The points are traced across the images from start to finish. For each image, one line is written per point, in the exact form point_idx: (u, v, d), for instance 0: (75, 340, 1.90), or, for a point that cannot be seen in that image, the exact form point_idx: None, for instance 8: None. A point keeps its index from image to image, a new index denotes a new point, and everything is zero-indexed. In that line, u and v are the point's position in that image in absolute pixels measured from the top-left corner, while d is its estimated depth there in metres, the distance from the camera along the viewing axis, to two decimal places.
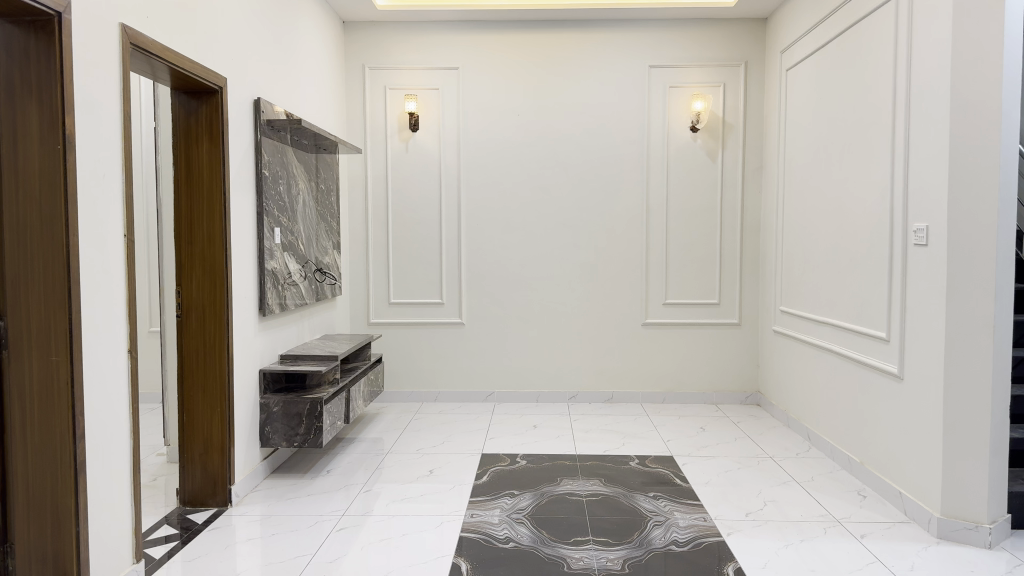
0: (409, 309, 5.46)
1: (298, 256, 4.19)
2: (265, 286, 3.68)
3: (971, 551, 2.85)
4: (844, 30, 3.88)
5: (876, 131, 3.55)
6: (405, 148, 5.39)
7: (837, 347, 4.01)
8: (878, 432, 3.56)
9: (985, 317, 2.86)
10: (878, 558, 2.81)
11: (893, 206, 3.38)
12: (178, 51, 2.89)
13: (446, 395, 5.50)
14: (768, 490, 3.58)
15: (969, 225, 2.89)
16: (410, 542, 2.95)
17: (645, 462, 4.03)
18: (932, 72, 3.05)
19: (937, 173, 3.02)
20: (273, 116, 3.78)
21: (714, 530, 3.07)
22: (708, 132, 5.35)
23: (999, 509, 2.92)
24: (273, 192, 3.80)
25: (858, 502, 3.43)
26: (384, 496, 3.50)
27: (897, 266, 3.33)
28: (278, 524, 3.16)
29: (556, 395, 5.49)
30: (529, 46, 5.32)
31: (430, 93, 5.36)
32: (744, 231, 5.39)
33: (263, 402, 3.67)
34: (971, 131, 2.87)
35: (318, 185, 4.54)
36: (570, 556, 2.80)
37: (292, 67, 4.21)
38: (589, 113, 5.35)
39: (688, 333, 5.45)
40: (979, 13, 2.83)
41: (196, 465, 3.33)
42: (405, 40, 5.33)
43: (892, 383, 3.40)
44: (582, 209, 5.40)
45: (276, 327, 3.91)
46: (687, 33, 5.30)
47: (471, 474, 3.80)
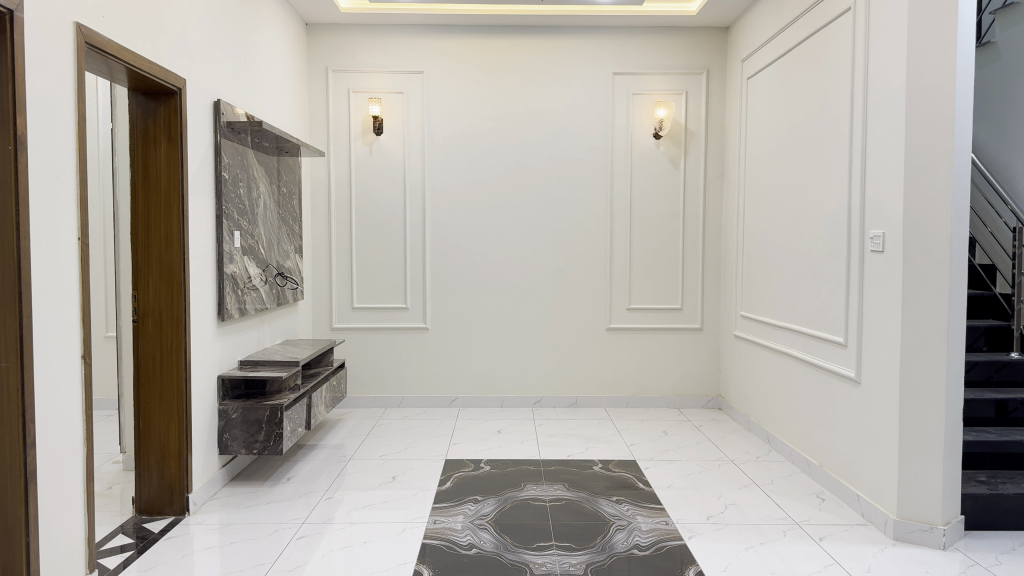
0: (372, 314, 5.41)
1: (259, 260, 4.13)
2: (224, 290, 3.62)
3: (927, 552, 2.90)
4: (804, 40, 3.95)
5: (834, 139, 3.62)
6: (369, 152, 5.35)
7: (796, 352, 4.07)
8: (835, 435, 3.62)
9: (939, 321, 2.92)
10: (837, 560, 2.84)
11: (850, 213, 3.45)
12: (135, 51, 2.84)
13: (409, 400, 5.46)
14: (729, 493, 3.62)
15: (923, 231, 2.94)
16: (373, 550, 2.91)
17: (608, 466, 4.05)
18: (889, 81, 3.11)
19: (893, 181, 3.09)
20: (233, 117, 3.72)
21: (676, 534, 3.09)
22: (671, 139, 5.41)
23: (953, 511, 2.97)
24: (233, 195, 3.74)
25: (817, 505, 3.47)
26: (346, 503, 3.45)
27: (855, 271, 3.39)
28: (238, 532, 3.11)
29: (520, 400, 5.48)
30: (493, 51, 5.32)
31: (394, 97, 5.33)
32: (706, 237, 5.45)
33: (221, 409, 3.60)
34: (926, 141, 2.93)
35: (280, 187, 4.49)
36: (533, 561, 2.80)
37: (253, 69, 4.16)
38: (554, 119, 5.37)
39: (650, 338, 5.50)
40: (932, 24, 2.89)
41: (153, 472, 3.25)
42: (369, 43, 5.30)
43: (849, 387, 3.46)
44: (547, 214, 5.41)
45: (235, 332, 3.85)
46: (650, 40, 5.35)
47: (435, 480, 3.78)
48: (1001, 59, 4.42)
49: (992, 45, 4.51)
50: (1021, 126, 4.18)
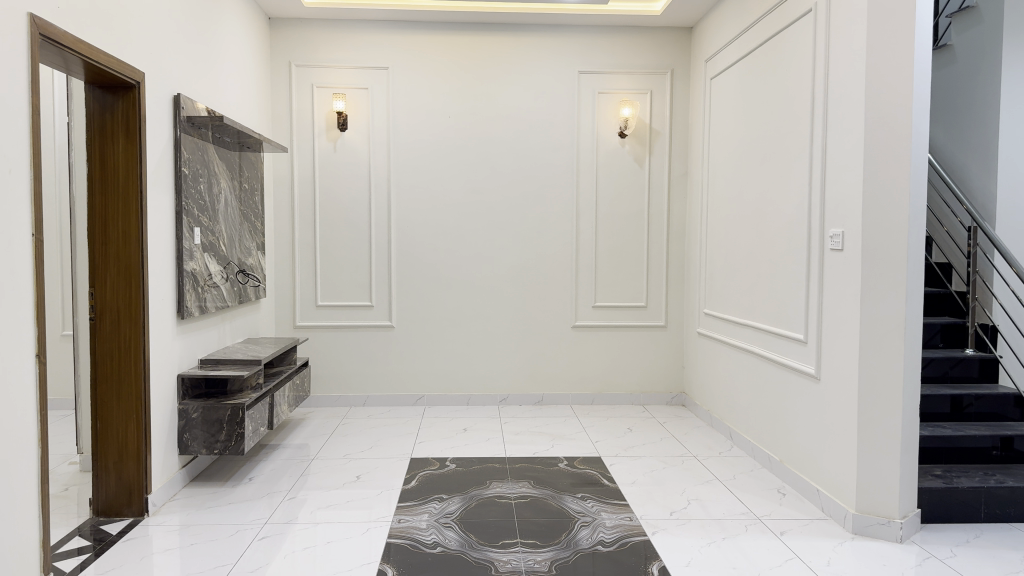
0: (336, 312, 5.35)
1: (220, 257, 4.07)
2: (183, 287, 3.55)
3: (883, 545, 2.95)
4: (766, 41, 4.00)
5: (794, 139, 3.67)
6: (333, 148, 5.29)
7: (757, 349, 4.12)
8: (795, 430, 3.67)
9: (897, 319, 2.97)
10: (797, 554, 2.88)
11: (810, 212, 3.50)
12: (92, 43, 2.77)
13: (374, 399, 5.41)
14: (692, 488, 3.65)
15: (880, 229, 2.99)
16: (336, 550, 2.88)
17: (573, 463, 4.06)
18: (849, 82, 3.16)
19: (852, 181, 3.13)
20: (194, 112, 3.66)
21: (639, 530, 3.10)
22: (636, 138, 5.45)
23: (909, 505, 3.03)
24: (192, 191, 3.68)
25: (778, 500, 3.52)
26: (309, 503, 3.42)
27: (815, 269, 3.44)
28: (198, 533, 3.06)
29: (486, 398, 5.48)
30: (459, 48, 5.31)
31: (359, 92, 5.28)
32: (670, 235, 5.51)
33: (182, 409, 3.54)
34: (884, 142, 2.98)
35: (241, 183, 4.43)
36: (498, 559, 2.80)
37: (214, 63, 4.09)
38: (519, 116, 5.37)
39: (615, 335, 5.53)
40: (890, 26, 2.93)
41: (110, 473, 3.18)
42: (334, 39, 5.25)
43: (809, 383, 3.51)
44: (513, 212, 5.41)
45: (196, 331, 3.79)
46: (615, 39, 5.38)
47: (400, 479, 3.76)
48: (956, 62, 4.51)
49: (948, 48, 4.60)
50: (975, 128, 4.28)
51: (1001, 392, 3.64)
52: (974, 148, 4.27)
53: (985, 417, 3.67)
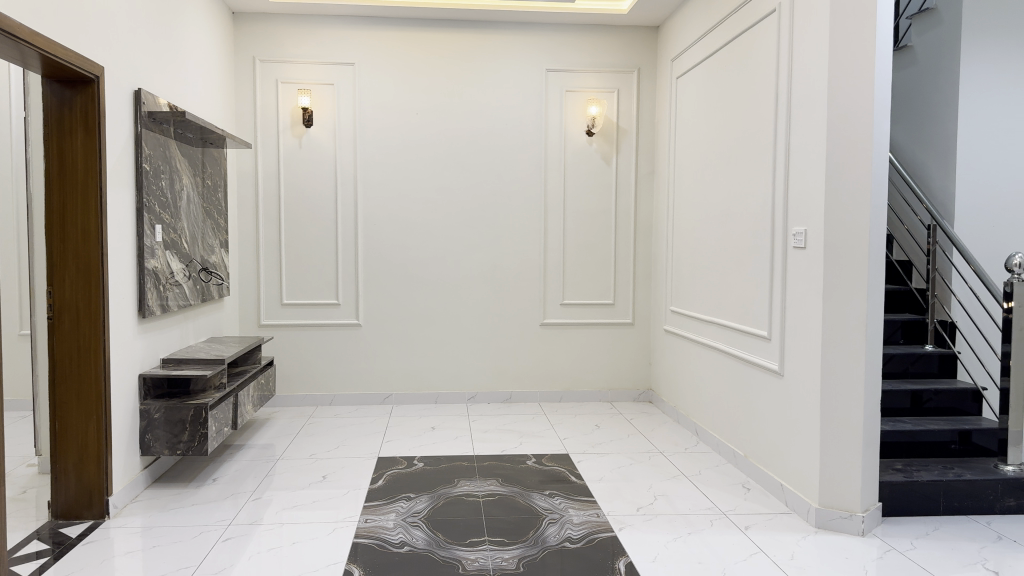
0: (302, 310, 5.30)
1: (182, 255, 4.00)
2: (145, 285, 3.49)
3: (845, 539, 3.00)
4: (731, 40, 4.03)
5: (758, 138, 3.71)
6: (298, 144, 5.23)
7: (722, 345, 4.16)
8: (759, 426, 3.72)
9: (858, 315, 3.02)
10: (761, 548, 2.92)
11: (774, 210, 3.54)
12: (49, 36, 2.71)
13: (341, 399, 5.37)
14: (659, 484, 3.68)
15: (842, 227, 3.03)
16: (302, 550, 2.86)
17: (541, 461, 4.07)
18: (812, 82, 3.20)
19: (815, 179, 3.18)
20: (155, 107, 3.60)
21: (607, 526, 3.12)
22: (603, 136, 5.47)
23: (871, 498, 3.08)
24: (154, 188, 3.62)
25: (743, 495, 3.56)
26: (274, 504, 3.39)
27: (779, 266, 3.48)
28: (160, 535, 3.01)
29: (454, 396, 5.47)
30: (426, 44, 5.28)
31: (324, 88, 5.23)
32: (637, 234, 5.54)
33: (143, 409, 3.48)
34: (846, 141, 3.01)
35: (204, 179, 4.37)
36: (465, 557, 2.79)
37: (176, 56, 4.02)
38: (486, 113, 5.36)
39: (583, 333, 5.55)
40: (852, 26, 2.97)
41: (69, 475, 3.12)
42: (299, 34, 5.19)
43: (772, 379, 3.56)
44: (481, 210, 5.40)
45: (157, 329, 3.72)
46: (582, 38, 5.40)
47: (367, 479, 3.74)
48: (916, 63, 4.59)
49: (908, 49, 4.68)
50: (934, 128, 4.36)
51: (959, 387, 3.72)
52: (933, 147, 4.35)
53: (944, 411, 3.75)
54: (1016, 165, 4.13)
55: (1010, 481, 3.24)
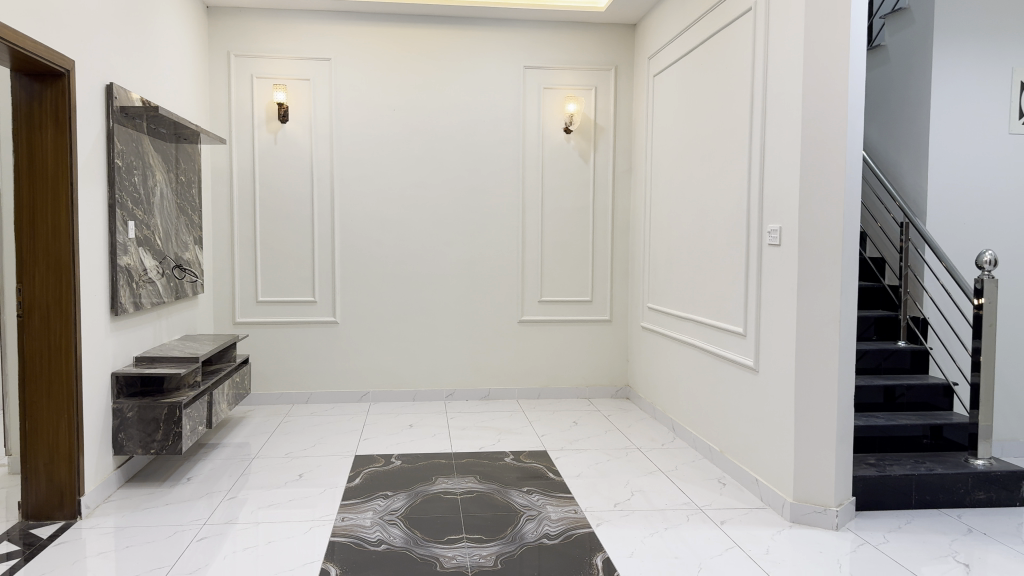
0: (278, 308, 5.26)
1: (155, 251, 3.96)
2: (117, 282, 3.45)
3: (820, 533, 3.03)
4: (707, 38, 4.05)
5: (734, 136, 3.74)
6: (273, 140, 5.19)
7: (699, 342, 4.19)
8: (735, 421, 3.75)
9: (833, 312, 3.04)
10: (737, 543, 2.94)
11: (749, 207, 3.57)
12: (18, 29, 2.66)
13: (318, 396, 5.34)
14: (636, 480, 3.69)
15: (817, 224, 3.06)
16: (278, 550, 2.84)
17: (519, 457, 4.07)
18: (786, 80, 3.22)
19: (789, 177, 3.20)
20: (127, 102, 3.55)
21: (584, 522, 3.13)
22: (581, 134, 5.48)
23: (844, 493, 3.12)
24: (126, 184, 3.57)
25: (719, 490, 3.58)
26: (250, 503, 3.36)
27: (754, 263, 3.51)
28: (134, 535, 2.98)
29: (432, 393, 5.45)
30: (403, 41, 5.26)
31: (300, 84, 5.19)
32: (615, 231, 5.56)
33: (116, 408, 3.44)
34: (820, 138, 3.04)
35: (178, 175, 4.32)
36: (442, 555, 2.79)
37: (149, 51, 3.97)
38: (463, 110, 5.34)
39: (561, 330, 5.56)
40: (827, 25, 2.99)
41: (40, 475, 3.07)
42: (274, 29, 5.14)
43: (748, 375, 3.59)
44: (458, 207, 5.38)
45: (130, 327, 3.67)
46: (559, 35, 5.40)
47: (344, 477, 3.72)
48: (889, 62, 4.64)
49: (882, 48, 4.73)
50: (906, 127, 4.41)
51: (931, 383, 3.78)
52: (906, 145, 4.40)
53: (917, 406, 3.80)
54: (987, 163, 4.19)
55: (981, 475, 3.29)
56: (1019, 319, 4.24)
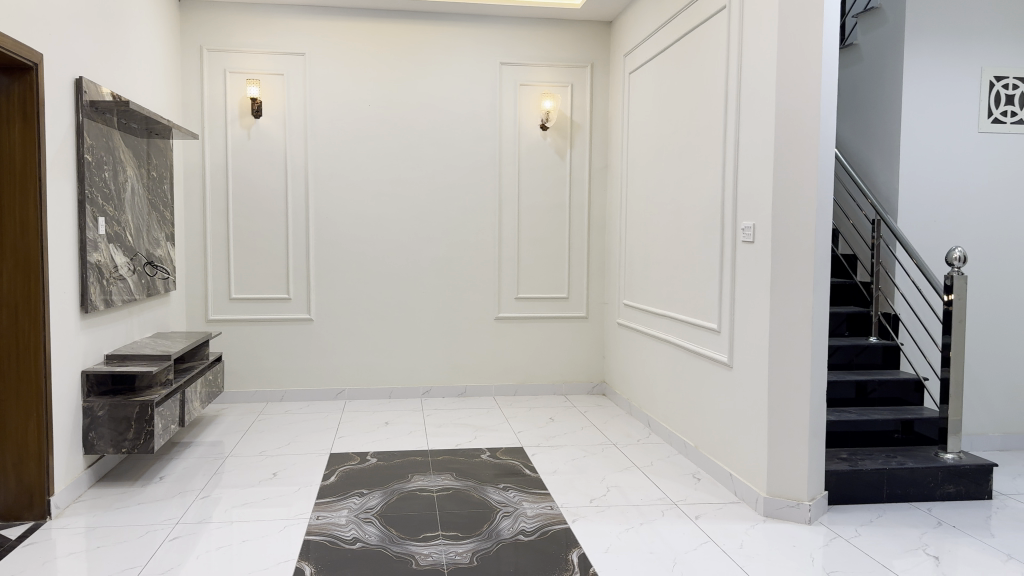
0: (252, 305, 5.21)
1: (126, 248, 3.90)
2: (87, 279, 3.39)
3: (793, 527, 3.06)
4: (682, 36, 4.07)
5: (709, 134, 3.76)
6: (247, 135, 5.14)
7: (674, 338, 4.21)
8: (709, 417, 3.77)
9: (805, 308, 3.07)
10: (711, 537, 2.96)
11: (724, 204, 3.59)
12: None
13: (292, 394, 5.30)
14: (612, 476, 3.71)
15: (791, 222, 3.09)
16: (252, 549, 2.81)
17: (496, 454, 4.07)
18: (760, 79, 3.24)
19: (763, 174, 3.23)
20: (98, 96, 3.50)
21: (560, 518, 3.13)
22: (557, 131, 5.49)
23: (817, 487, 3.15)
24: (96, 179, 3.52)
25: (693, 485, 3.61)
26: (224, 502, 3.33)
27: (728, 260, 3.54)
28: (105, 535, 2.94)
29: (408, 391, 5.43)
30: (378, 36, 5.23)
31: (274, 78, 5.14)
32: (591, 228, 5.58)
33: (86, 406, 3.39)
34: (793, 136, 3.07)
35: (149, 170, 4.26)
36: (418, 552, 2.78)
37: (120, 45, 3.91)
38: (439, 106, 5.33)
39: (538, 326, 5.57)
40: (800, 25, 3.02)
41: (8, 475, 3.02)
42: (248, 23, 5.09)
43: (722, 371, 3.61)
44: (434, 203, 5.37)
45: (101, 324, 3.62)
46: (536, 32, 5.40)
47: (319, 475, 3.70)
48: (861, 61, 4.69)
49: (854, 47, 4.78)
50: (878, 125, 4.46)
51: (902, 378, 3.84)
52: (877, 144, 4.46)
53: (888, 401, 3.86)
54: (956, 161, 4.25)
55: (951, 468, 3.34)
56: (987, 315, 4.31)
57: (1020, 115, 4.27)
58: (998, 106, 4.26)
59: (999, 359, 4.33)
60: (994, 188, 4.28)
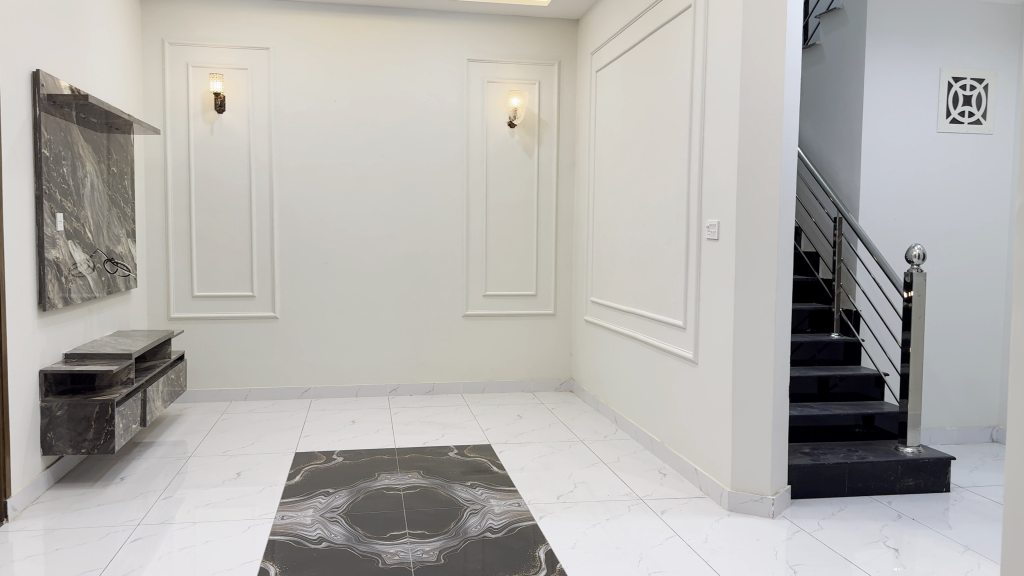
0: (216, 303, 5.14)
1: (85, 245, 3.83)
2: (45, 276, 3.32)
3: (757, 520, 3.10)
4: (648, 34, 4.09)
5: (674, 132, 3.79)
6: (210, 131, 5.06)
7: (640, 334, 4.24)
8: (675, 413, 3.81)
9: (769, 305, 3.11)
10: (676, 532, 2.99)
11: (689, 202, 3.62)
12: None
13: (257, 393, 5.24)
14: (579, 472, 3.72)
15: (755, 219, 3.12)
16: (215, 549, 2.78)
17: (464, 452, 4.07)
18: (724, 78, 3.28)
19: (727, 172, 3.26)
20: (56, 90, 3.42)
21: (527, 514, 3.14)
22: (525, 128, 5.49)
23: (780, 481, 3.20)
24: (54, 175, 3.44)
25: (659, 480, 3.64)
26: (186, 502, 3.28)
27: (693, 257, 3.57)
28: (64, 537, 2.88)
29: (375, 389, 5.40)
30: (344, 31, 5.19)
31: (238, 73, 5.07)
32: (559, 225, 5.59)
33: (44, 406, 3.31)
34: (757, 135, 3.10)
35: (109, 165, 4.18)
36: (385, 551, 2.77)
37: (78, 37, 3.84)
38: (406, 102, 5.30)
39: (505, 324, 5.57)
40: (764, 25, 3.05)
41: None
42: (210, 16, 5.02)
43: (687, 367, 3.65)
44: (401, 200, 5.34)
45: (59, 323, 3.55)
46: (503, 29, 5.40)
47: (284, 475, 3.66)
48: (823, 61, 4.76)
49: (817, 47, 4.83)
50: (840, 125, 4.53)
51: (863, 373, 3.90)
52: (839, 143, 4.53)
53: (849, 396, 3.93)
54: (915, 161, 4.34)
55: (910, 462, 3.41)
56: (946, 311, 4.40)
57: (977, 115, 4.37)
58: (955, 106, 4.35)
59: (956, 354, 4.42)
60: (952, 187, 4.37)
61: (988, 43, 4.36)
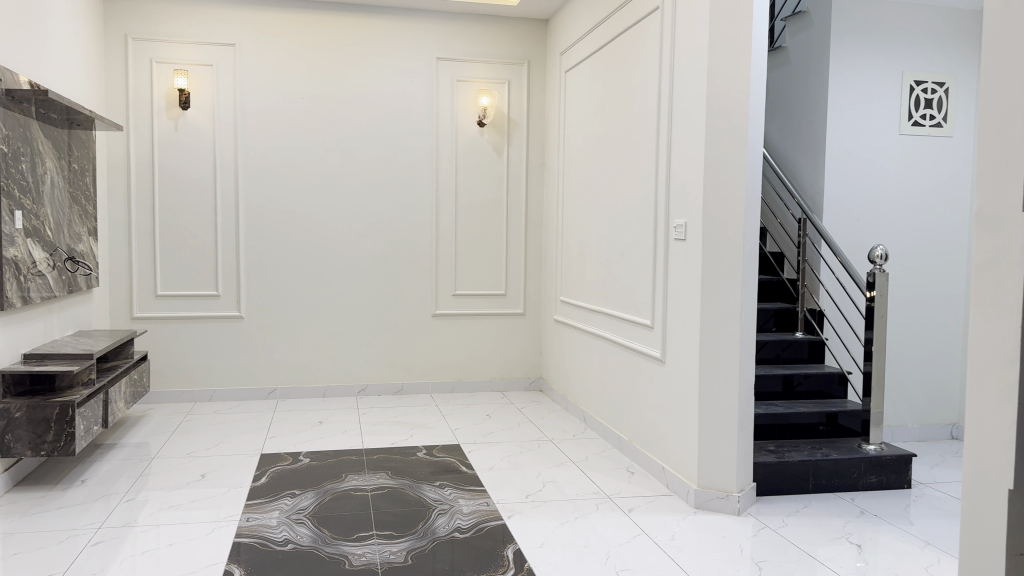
0: (180, 303, 5.07)
1: (45, 243, 3.75)
2: (3, 275, 3.25)
3: (723, 518, 3.13)
4: (616, 35, 4.11)
5: (642, 133, 3.82)
6: (174, 127, 4.99)
7: (609, 334, 4.26)
8: (642, 412, 3.83)
9: (734, 304, 3.15)
10: (643, 530, 3.01)
11: (656, 203, 3.65)
12: None
13: (222, 393, 5.17)
14: (548, 471, 3.73)
15: (721, 220, 3.15)
16: (179, 553, 2.74)
17: (432, 452, 4.06)
18: (691, 79, 3.30)
19: (694, 173, 3.29)
20: (14, 84, 3.30)
21: (495, 514, 3.14)
22: (494, 127, 5.49)
23: (745, 479, 3.23)
24: (13, 171, 3.37)
25: (627, 478, 3.66)
26: (149, 505, 3.23)
27: (660, 256, 3.60)
28: (22, 541, 2.82)
29: (343, 389, 5.37)
30: (312, 28, 5.15)
31: (203, 69, 5.01)
32: (528, 224, 5.60)
33: (3, 407, 3.20)
34: (723, 136, 3.13)
35: (70, 162, 4.10)
36: (352, 552, 2.75)
37: (38, 30, 3.76)
38: (374, 101, 5.27)
39: (474, 323, 5.57)
40: (730, 27, 3.08)
41: None
42: (175, 11, 4.94)
43: (654, 366, 3.67)
44: (369, 199, 5.31)
45: (18, 322, 3.48)
46: (472, 28, 5.40)
47: (250, 476, 3.62)
48: (789, 63, 4.81)
49: (783, 49, 4.89)
50: (805, 127, 4.59)
51: (826, 372, 3.96)
52: (803, 145, 4.59)
53: (813, 395, 3.98)
54: (878, 163, 4.41)
55: (872, 459, 3.46)
56: (908, 311, 4.48)
57: (938, 118, 4.45)
58: (917, 110, 4.44)
59: (917, 354, 4.51)
60: (913, 189, 4.45)
61: (948, 48, 4.44)
